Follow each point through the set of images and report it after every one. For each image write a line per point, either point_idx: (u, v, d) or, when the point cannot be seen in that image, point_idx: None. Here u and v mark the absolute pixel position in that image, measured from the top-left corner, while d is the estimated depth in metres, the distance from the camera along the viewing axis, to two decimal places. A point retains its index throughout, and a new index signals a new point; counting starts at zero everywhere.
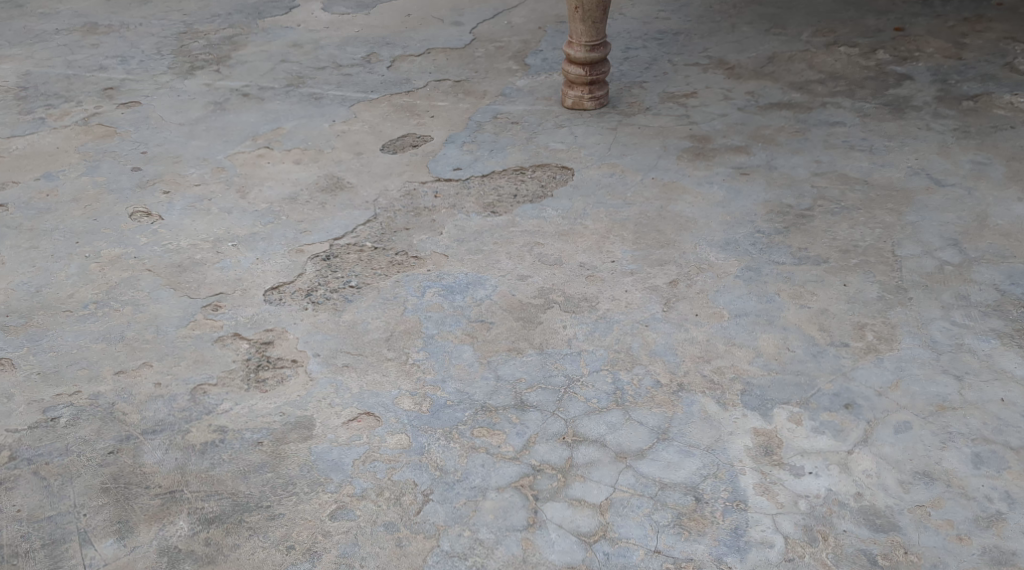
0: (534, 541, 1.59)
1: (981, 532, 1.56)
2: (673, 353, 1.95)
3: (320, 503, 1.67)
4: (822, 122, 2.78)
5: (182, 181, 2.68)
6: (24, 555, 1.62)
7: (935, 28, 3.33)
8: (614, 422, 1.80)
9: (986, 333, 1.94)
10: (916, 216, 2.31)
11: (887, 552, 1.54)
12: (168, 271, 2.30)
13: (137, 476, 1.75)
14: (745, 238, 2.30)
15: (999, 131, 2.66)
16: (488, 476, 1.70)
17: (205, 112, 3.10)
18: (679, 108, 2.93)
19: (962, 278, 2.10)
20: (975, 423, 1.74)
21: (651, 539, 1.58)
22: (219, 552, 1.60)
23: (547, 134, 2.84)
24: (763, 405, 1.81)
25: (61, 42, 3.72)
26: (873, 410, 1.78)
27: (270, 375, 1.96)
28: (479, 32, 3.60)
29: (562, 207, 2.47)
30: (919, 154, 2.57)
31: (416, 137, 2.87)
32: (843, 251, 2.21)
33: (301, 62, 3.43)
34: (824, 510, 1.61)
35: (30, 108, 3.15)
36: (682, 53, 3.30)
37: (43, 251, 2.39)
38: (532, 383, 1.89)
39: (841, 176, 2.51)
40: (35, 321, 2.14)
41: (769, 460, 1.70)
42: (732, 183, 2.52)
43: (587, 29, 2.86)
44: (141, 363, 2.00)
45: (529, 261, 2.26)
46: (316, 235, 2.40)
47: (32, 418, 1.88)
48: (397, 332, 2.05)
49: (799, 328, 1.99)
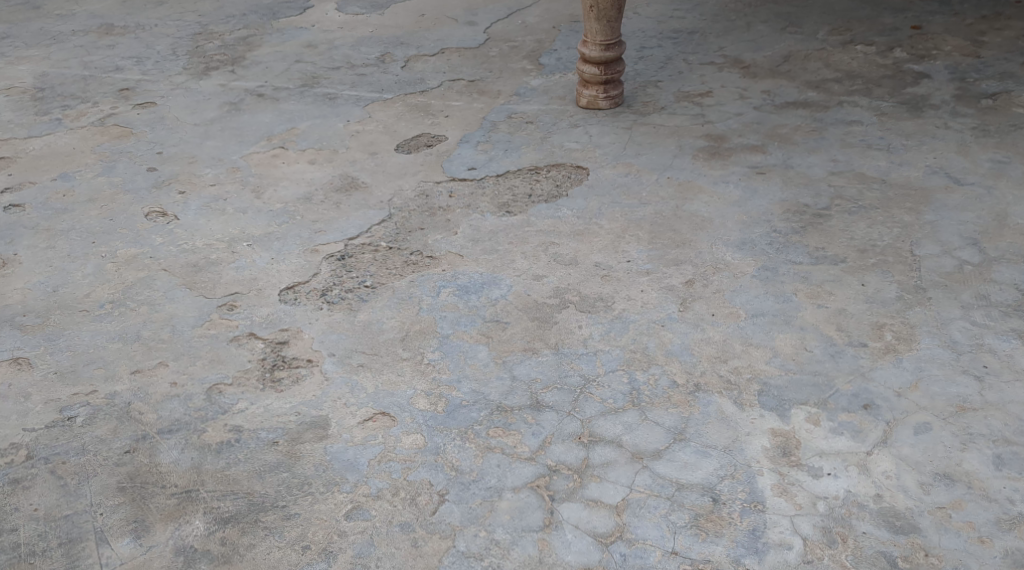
0: (550, 541, 1.58)
1: (1003, 534, 1.54)
2: (689, 353, 1.94)
3: (336, 503, 1.67)
4: (839, 121, 2.76)
5: (198, 181, 2.69)
6: (41, 554, 1.62)
7: (953, 26, 3.30)
8: (631, 422, 1.79)
9: (1007, 333, 1.92)
10: (935, 216, 2.29)
11: (908, 554, 1.52)
12: (184, 271, 2.30)
13: (153, 475, 1.75)
14: (761, 238, 2.28)
15: (1019, 129, 2.63)
16: (503, 476, 1.70)
17: (221, 112, 3.10)
18: (694, 107, 2.92)
19: (982, 278, 2.07)
20: (996, 424, 1.72)
21: (669, 540, 1.57)
22: (235, 552, 1.60)
23: (562, 133, 2.83)
24: (781, 406, 1.80)
25: (78, 43, 3.75)
26: (893, 411, 1.76)
27: (286, 375, 1.96)
28: (493, 32, 3.60)
29: (577, 207, 2.46)
30: (938, 153, 2.55)
31: (430, 137, 2.86)
32: (861, 251, 2.19)
33: (316, 62, 3.44)
34: (844, 511, 1.60)
35: (47, 109, 3.17)
36: (697, 52, 3.28)
37: (60, 251, 2.40)
38: (548, 383, 1.89)
39: (859, 175, 2.50)
40: (52, 320, 2.15)
41: (788, 461, 1.69)
42: (749, 183, 2.50)
43: (602, 28, 2.85)
44: (156, 363, 2.01)
45: (543, 261, 2.25)
46: (331, 235, 2.40)
47: (49, 417, 1.89)
48: (412, 331, 2.05)
49: (817, 328, 1.97)
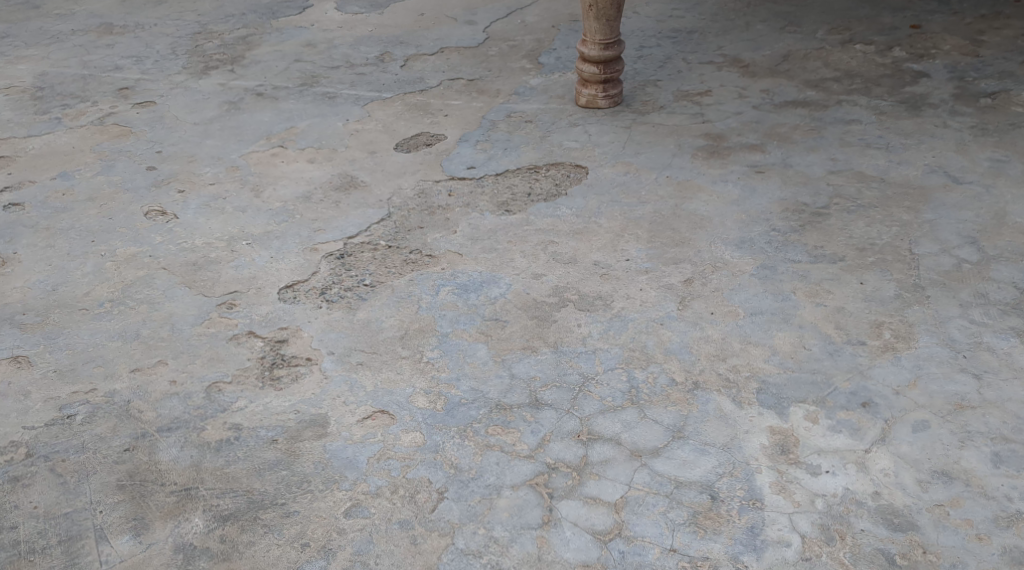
0: (548, 539, 1.59)
1: (1001, 531, 1.54)
2: (688, 351, 1.94)
3: (335, 501, 1.67)
4: (838, 120, 2.76)
5: (197, 181, 2.69)
6: (41, 552, 1.63)
7: (951, 26, 3.30)
8: (629, 421, 1.79)
9: (1006, 332, 1.92)
10: (934, 214, 2.30)
11: (906, 551, 1.52)
12: (183, 270, 2.30)
13: (153, 473, 1.75)
14: (760, 237, 2.28)
15: (1018, 128, 2.64)
16: (502, 474, 1.70)
17: (220, 111, 3.10)
18: (693, 107, 2.92)
19: (981, 277, 2.08)
20: (993, 422, 1.73)
21: (667, 538, 1.57)
22: (235, 550, 1.60)
23: (561, 133, 2.84)
24: (779, 404, 1.80)
25: (77, 42, 3.75)
26: (891, 409, 1.77)
27: (285, 373, 1.96)
28: (492, 32, 3.60)
29: (576, 206, 2.46)
30: (937, 152, 2.55)
31: (429, 136, 2.86)
32: (859, 250, 2.20)
33: (315, 62, 3.44)
34: (842, 509, 1.60)
35: (46, 108, 3.17)
36: (696, 52, 3.28)
37: (59, 250, 2.40)
38: (546, 382, 1.89)
39: (857, 174, 2.50)
40: (51, 319, 2.15)
41: (786, 459, 1.69)
42: (748, 182, 2.51)
43: (601, 27, 2.85)
44: (156, 361, 2.01)
45: (543, 260, 2.25)
46: (330, 234, 2.40)
47: (48, 416, 1.89)
48: (411, 330, 2.05)
49: (816, 327, 1.97)
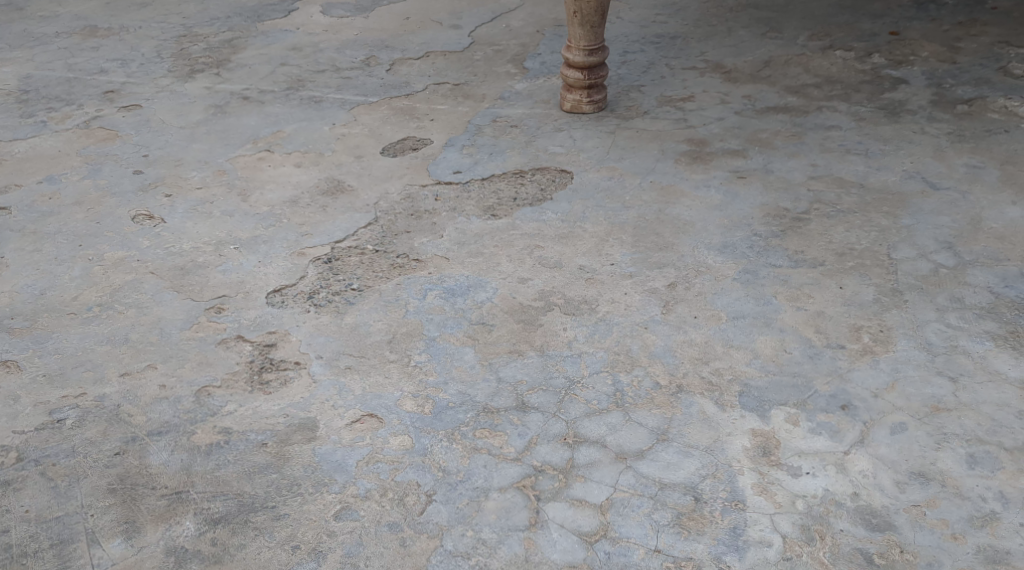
0: (535, 540, 1.62)
1: (975, 531, 1.58)
2: (672, 355, 1.98)
3: (324, 504, 1.69)
4: (818, 125, 2.81)
5: (184, 184, 2.71)
6: (33, 555, 1.64)
7: (929, 33, 3.35)
8: (614, 423, 1.82)
9: (981, 335, 1.97)
10: (911, 219, 2.34)
11: (883, 551, 1.56)
12: (171, 274, 2.32)
13: (143, 477, 1.77)
14: (742, 241, 2.32)
15: (993, 134, 2.69)
16: (489, 476, 1.73)
17: (206, 114, 3.12)
18: (677, 111, 2.96)
19: (958, 281, 2.12)
20: (968, 424, 1.77)
21: (651, 538, 1.60)
22: (226, 552, 1.62)
23: (546, 137, 2.87)
24: (761, 406, 1.84)
25: (62, 45, 3.74)
26: (869, 412, 1.81)
27: (274, 377, 1.98)
28: (477, 36, 3.62)
29: (561, 210, 2.50)
30: (914, 158, 2.61)
31: (415, 140, 2.89)
32: (839, 254, 2.24)
33: (301, 65, 3.46)
34: (821, 509, 1.64)
35: (31, 112, 3.16)
36: (679, 57, 3.32)
37: (47, 254, 2.41)
38: (533, 385, 1.92)
39: (837, 180, 2.54)
40: (39, 323, 2.16)
41: (768, 461, 1.73)
42: (730, 187, 2.55)
43: (586, 34, 2.89)
44: (144, 365, 2.03)
45: (529, 264, 2.29)
46: (317, 238, 2.43)
47: (39, 420, 1.90)
48: (398, 334, 2.08)
49: (796, 330, 2.02)
